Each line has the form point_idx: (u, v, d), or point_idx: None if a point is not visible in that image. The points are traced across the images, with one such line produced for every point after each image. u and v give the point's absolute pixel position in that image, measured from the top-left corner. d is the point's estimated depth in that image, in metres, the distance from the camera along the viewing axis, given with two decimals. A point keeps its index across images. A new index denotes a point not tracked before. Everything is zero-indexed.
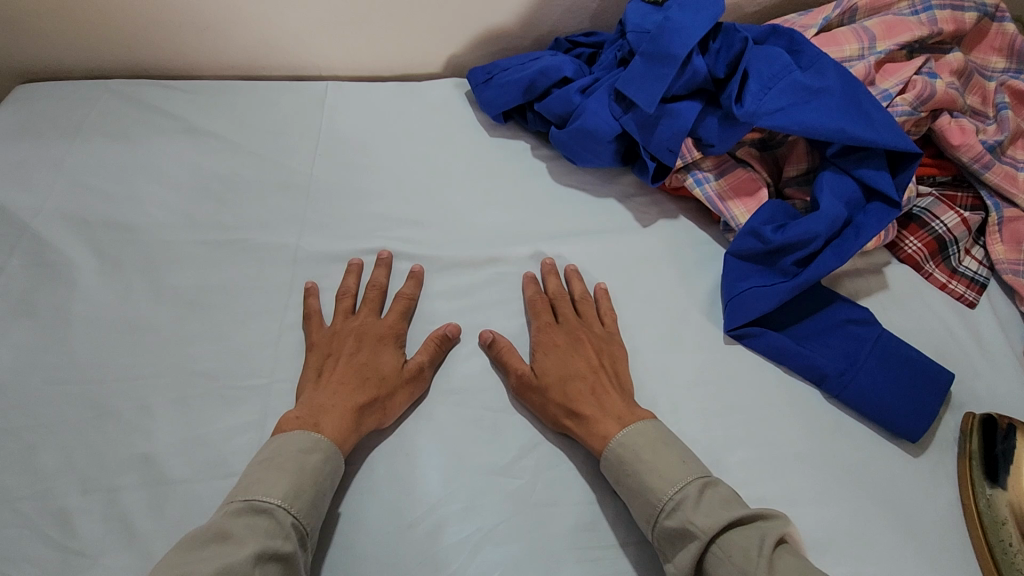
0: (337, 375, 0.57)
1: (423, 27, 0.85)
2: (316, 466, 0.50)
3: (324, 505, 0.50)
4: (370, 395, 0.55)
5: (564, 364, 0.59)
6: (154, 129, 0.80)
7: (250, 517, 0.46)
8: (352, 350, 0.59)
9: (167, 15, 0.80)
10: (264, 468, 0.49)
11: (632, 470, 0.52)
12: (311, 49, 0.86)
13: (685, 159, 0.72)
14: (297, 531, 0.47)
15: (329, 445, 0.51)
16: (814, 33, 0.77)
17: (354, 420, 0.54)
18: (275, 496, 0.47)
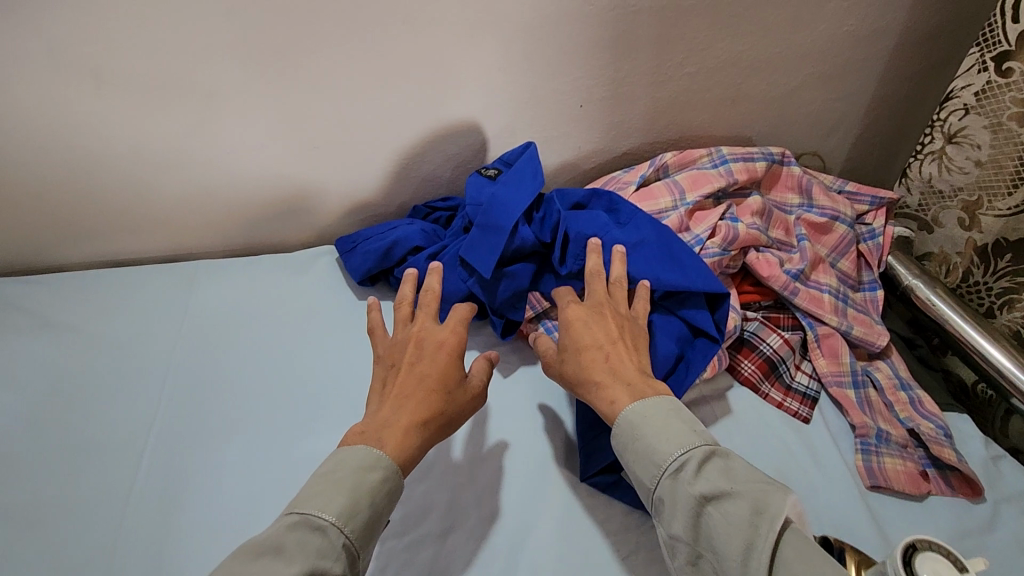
0: (399, 387, 0.60)
1: (290, 204, 0.92)
2: (375, 486, 0.51)
3: (374, 528, 0.51)
4: (433, 405, 0.59)
5: (576, 329, 0.65)
6: (8, 328, 0.79)
7: (305, 532, 0.47)
8: (417, 355, 0.63)
9: (32, 215, 0.84)
10: (325, 481, 0.51)
11: (636, 438, 0.55)
12: (182, 231, 0.92)
13: (534, 309, 0.77)
14: (346, 553, 0.48)
15: (389, 462, 0.54)
16: (635, 188, 0.88)
17: (419, 431, 0.57)
18: (331, 515, 0.48)
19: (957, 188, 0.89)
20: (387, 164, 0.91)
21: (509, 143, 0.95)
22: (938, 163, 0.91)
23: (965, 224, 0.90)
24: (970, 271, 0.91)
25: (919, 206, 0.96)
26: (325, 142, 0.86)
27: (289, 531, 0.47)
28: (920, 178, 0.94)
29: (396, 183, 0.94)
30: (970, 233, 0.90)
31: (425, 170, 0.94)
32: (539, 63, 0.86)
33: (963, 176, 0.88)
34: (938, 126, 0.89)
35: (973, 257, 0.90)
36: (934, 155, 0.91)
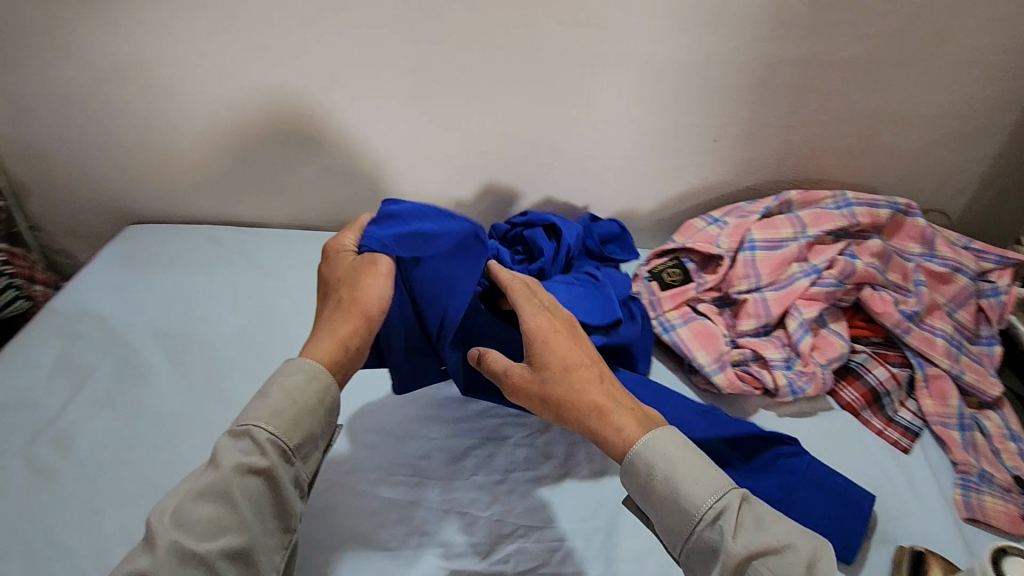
0: (338, 316, 0.66)
1: (448, 196, 1.09)
2: (296, 387, 0.60)
3: (302, 425, 0.59)
4: (357, 337, 0.65)
5: (555, 343, 0.65)
6: (226, 264, 1.01)
7: (234, 439, 0.57)
8: (327, 271, 0.71)
9: (252, 180, 1.07)
10: (276, 398, 0.60)
11: (663, 476, 0.57)
12: (359, 209, 1.11)
13: (654, 311, 0.90)
14: (273, 446, 0.57)
15: (312, 365, 0.62)
16: (758, 218, 0.97)
17: (339, 346, 0.64)
18: (249, 421, 0.58)
19: None
20: (535, 174, 1.06)
21: (644, 167, 1.06)
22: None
23: None
24: None
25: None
26: (488, 148, 1.02)
27: (224, 443, 0.57)
28: None
29: (539, 189, 1.08)
30: None
31: (565, 183, 1.08)
32: (681, 99, 0.98)
33: None
34: None
35: None
36: None
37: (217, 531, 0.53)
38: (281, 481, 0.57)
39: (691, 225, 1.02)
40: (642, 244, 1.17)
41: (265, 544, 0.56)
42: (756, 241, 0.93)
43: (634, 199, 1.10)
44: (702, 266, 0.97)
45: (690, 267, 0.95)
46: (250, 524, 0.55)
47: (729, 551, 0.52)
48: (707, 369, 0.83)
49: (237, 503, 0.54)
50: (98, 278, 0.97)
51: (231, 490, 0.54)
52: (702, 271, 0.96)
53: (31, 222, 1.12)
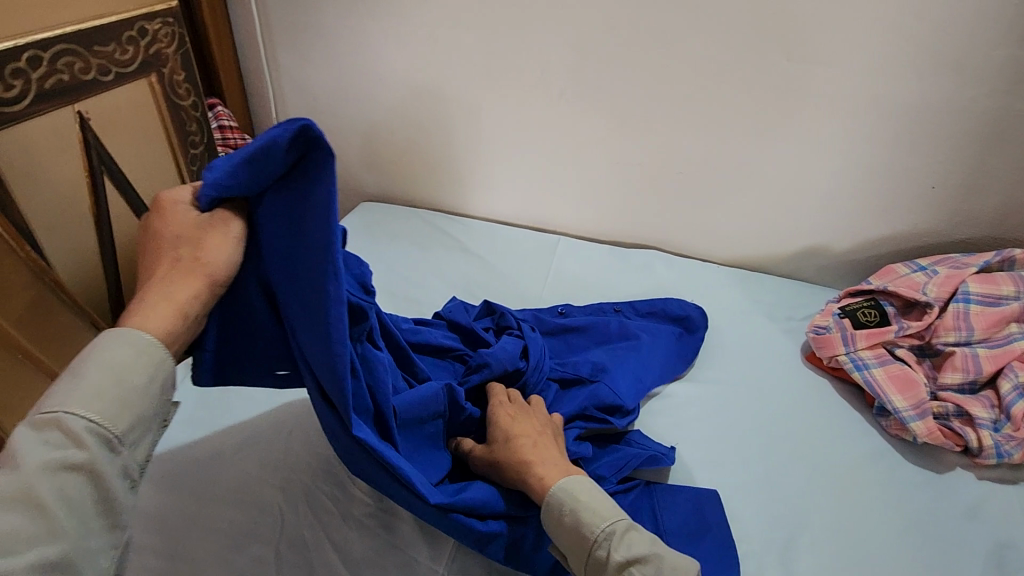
0: (159, 279, 0.52)
1: (639, 212, 1.16)
2: (119, 363, 0.47)
3: (136, 406, 0.47)
4: (194, 307, 0.52)
5: (513, 421, 0.68)
6: (441, 245, 1.17)
7: (42, 429, 0.44)
8: (164, 225, 0.54)
9: (469, 175, 1.22)
10: (78, 375, 0.47)
11: (571, 510, 0.59)
12: (553, 214, 1.22)
13: (846, 347, 0.90)
14: (98, 435, 0.45)
15: (148, 341, 0.49)
16: (975, 271, 0.92)
17: (177, 307, 0.51)
18: (75, 405, 0.45)
19: None
20: (730, 200, 1.10)
21: (846, 206, 1.05)
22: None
23: None
24: None
25: None
26: (689, 170, 1.08)
27: (24, 436, 0.44)
28: None
29: (730, 216, 1.12)
30: None
31: (759, 212, 1.10)
32: (902, 141, 0.97)
33: None
34: None
35: None
36: None
37: (21, 545, 0.41)
38: (106, 474, 0.45)
39: (893, 270, 0.99)
40: (826, 283, 1.15)
41: (86, 547, 0.44)
42: (972, 294, 0.88)
43: (829, 236, 1.09)
44: (902, 311, 0.94)
45: (890, 309, 0.93)
46: (66, 530, 0.43)
47: (611, 564, 0.55)
48: (903, 414, 0.81)
49: (57, 515, 0.43)
50: None
51: (33, 491, 0.42)
52: (902, 316, 0.94)
53: None
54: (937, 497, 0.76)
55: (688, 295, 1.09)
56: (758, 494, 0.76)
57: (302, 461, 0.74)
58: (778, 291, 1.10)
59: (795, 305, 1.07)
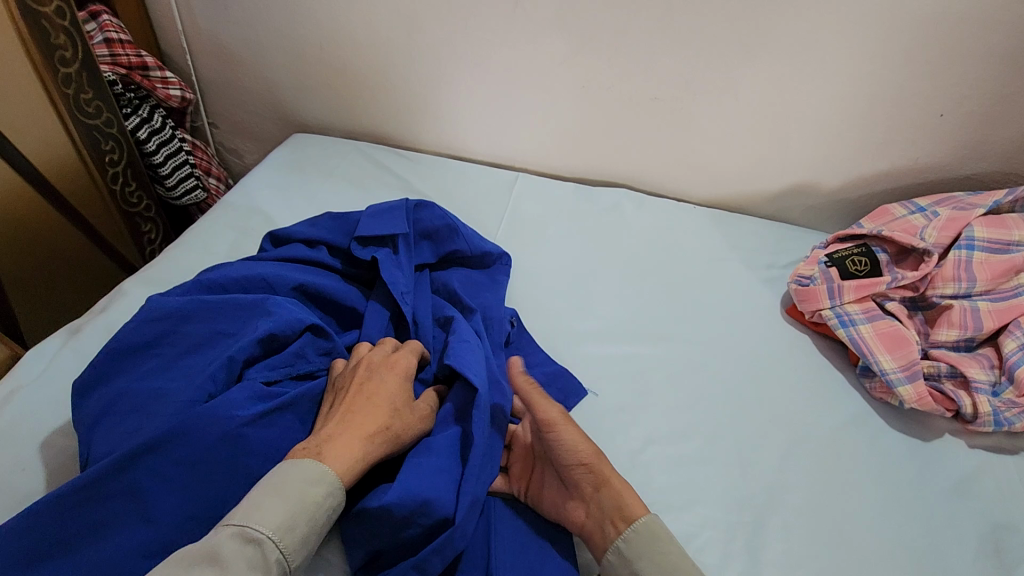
0: (349, 403, 0.57)
1: (609, 145, 1.02)
2: (314, 494, 0.49)
3: (310, 544, 0.48)
4: (385, 431, 0.56)
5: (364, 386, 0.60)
6: (385, 184, 1.02)
7: (241, 544, 0.45)
8: (363, 381, 0.60)
9: (414, 101, 1.05)
10: (266, 491, 0.48)
11: (670, 556, 0.54)
12: (513, 147, 1.07)
13: (832, 300, 0.80)
14: (279, 567, 0.46)
15: (333, 478, 0.51)
16: (983, 213, 0.81)
17: (361, 453, 0.54)
18: (269, 529, 0.46)
19: None
20: (712, 130, 0.96)
21: (842, 137, 0.92)
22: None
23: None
24: None
25: None
26: (667, 94, 0.93)
27: (214, 541, 0.45)
28: None
29: (711, 150, 0.99)
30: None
31: (745, 144, 0.97)
32: (913, 59, 0.83)
33: None
34: None
35: None
36: None
37: None
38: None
39: (887, 211, 0.88)
40: (813, 225, 1.04)
41: None
42: (976, 239, 0.78)
43: (820, 172, 0.97)
44: (896, 259, 0.84)
45: (882, 257, 0.83)
46: None
47: None
48: (890, 375, 0.72)
49: None
50: (267, 177, 1.01)
51: None
52: (895, 264, 0.83)
53: (209, 118, 1.20)
54: (921, 467, 0.69)
55: (661, 240, 0.97)
56: (728, 469, 0.68)
57: None
58: (761, 235, 0.99)
59: (779, 251, 0.96)
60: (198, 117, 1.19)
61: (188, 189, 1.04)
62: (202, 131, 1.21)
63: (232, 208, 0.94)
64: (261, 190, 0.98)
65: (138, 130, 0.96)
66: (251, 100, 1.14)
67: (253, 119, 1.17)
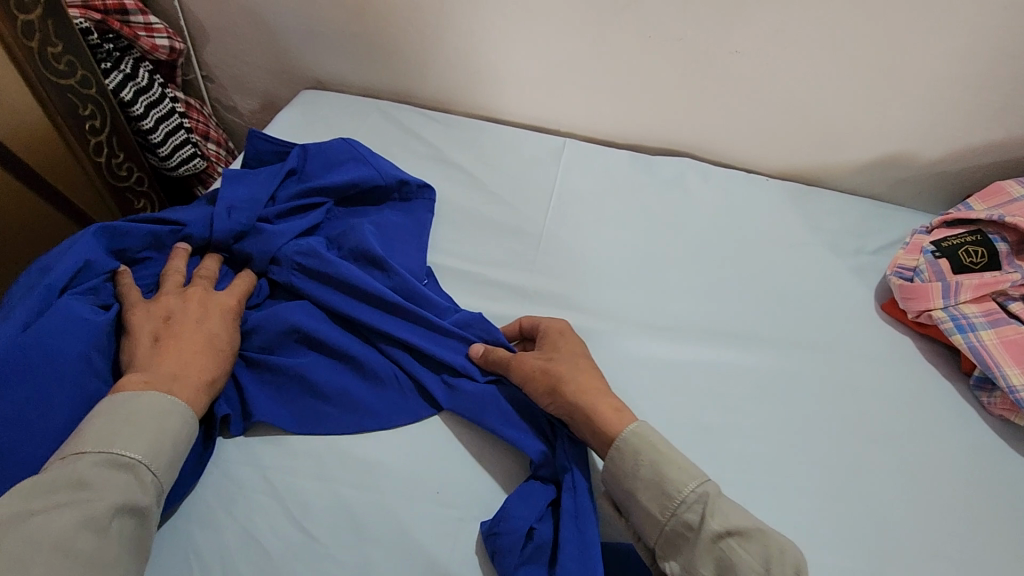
0: (177, 339, 0.56)
1: (674, 107, 0.87)
2: (171, 424, 0.50)
3: (179, 466, 0.50)
4: (217, 369, 0.57)
5: (177, 314, 0.59)
6: (413, 152, 0.88)
7: (111, 471, 0.46)
8: (198, 318, 0.59)
9: (444, 53, 0.89)
10: (117, 420, 0.49)
11: (650, 462, 0.51)
12: (560, 108, 0.92)
13: (947, 300, 0.69)
14: (156, 486, 0.48)
15: (185, 408, 0.52)
16: None
17: (203, 392, 0.55)
18: (139, 453, 0.48)
19: None
20: (798, 92, 0.82)
21: (952, 101, 0.79)
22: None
23: None
24: None
25: None
26: (751, 48, 0.78)
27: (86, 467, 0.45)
28: None
29: (794, 115, 0.85)
30: None
31: (836, 108, 0.83)
32: None
33: None
34: None
35: None
36: None
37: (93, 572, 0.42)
38: (154, 523, 0.47)
39: (1001, 190, 0.77)
40: (898, 201, 0.92)
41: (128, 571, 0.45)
42: None
43: (918, 142, 0.84)
44: (1017, 250, 0.72)
45: (1000, 247, 0.72)
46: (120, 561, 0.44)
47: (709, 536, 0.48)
48: (1022, 393, 0.62)
49: (111, 548, 0.44)
50: None
51: (96, 522, 0.43)
52: (1014, 256, 0.72)
53: (203, 71, 1.04)
54: None
55: (731, 220, 0.85)
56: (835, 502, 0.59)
57: (232, 492, 0.54)
58: (844, 214, 0.87)
59: (866, 233, 0.84)
60: (189, 69, 1.03)
61: (185, 158, 0.90)
62: (195, 86, 1.06)
63: None
64: None
65: (121, 89, 0.81)
66: (251, 51, 0.98)
67: (254, 73, 1.01)
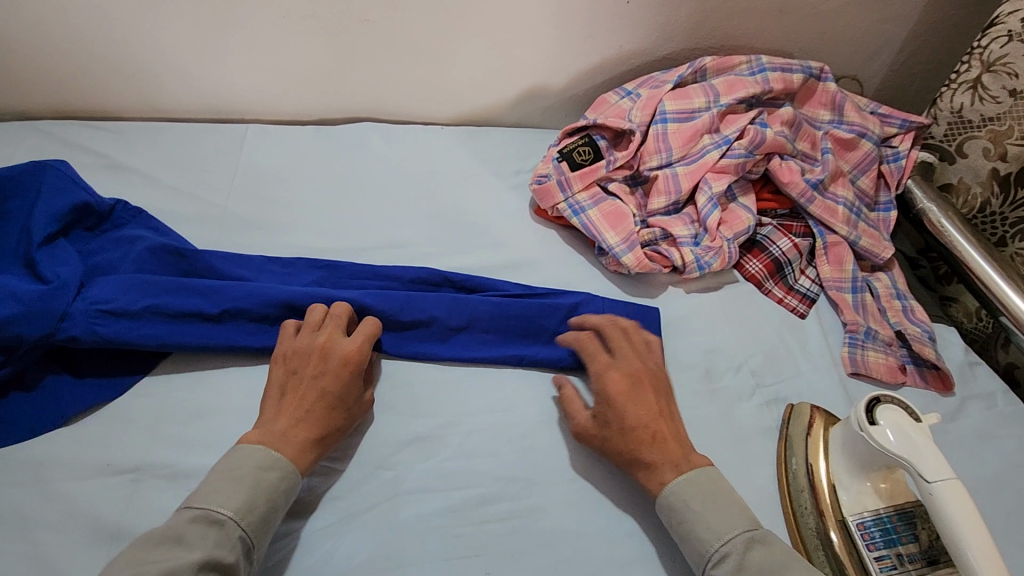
0: (301, 397, 0.59)
1: (339, 78, 0.96)
2: (270, 485, 0.52)
3: (271, 521, 0.52)
4: (331, 422, 0.59)
5: (322, 370, 0.61)
6: (79, 163, 0.87)
7: (205, 526, 0.48)
8: (317, 371, 0.60)
9: (93, 60, 0.89)
10: (221, 479, 0.52)
11: (680, 527, 0.56)
12: (235, 96, 0.96)
13: (564, 194, 0.85)
14: (243, 544, 0.49)
15: (287, 464, 0.54)
16: (671, 88, 0.90)
17: (315, 445, 0.57)
18: (230, 509, 0.50)
19: (987, 118, 0.87)
20: (435, 47, 0.94)
21: (553, 35, 0.96)
22: (972, 92, 0.88)
23: (990, 153, 0.88)
24: (987, 203, 0.89)
25: (943, 137, 0.93)
26: (379, 14, 0.88)
27: (180, 523, 0.48)
28: (950, 107, 0.91)
29: (441, 67, 0.97)
30: (993, 163, 0.88)
31: (470, 56, 0.96)
32: None
33: (994, 106, 0.86)
34: (976, 53, 0.86)
35: (993, 190, 0.88)
36: (968, 84, 0.88)
37: None
38: None
39: (604, 100, 0.95)
40: (554, 125, 1.10)
41: None
42: (667, 112, 0.88)
43: (544, 74, 1.01)
44: (614, 143, 0.91)
45: (602, 144, 0.89)
46: None
47: None
48: (616, 249, 0.80)
49: None
50: None
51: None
52: (613, 148, 0.91)
53: None
54: None
55: (409, 164, 0.96)
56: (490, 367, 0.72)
57: None
58: (507, 144, 1.02)
59: (523, 156, 1.00)
60: None
61: None
62: None
63: None
64: None
65: None
66: None
67: None
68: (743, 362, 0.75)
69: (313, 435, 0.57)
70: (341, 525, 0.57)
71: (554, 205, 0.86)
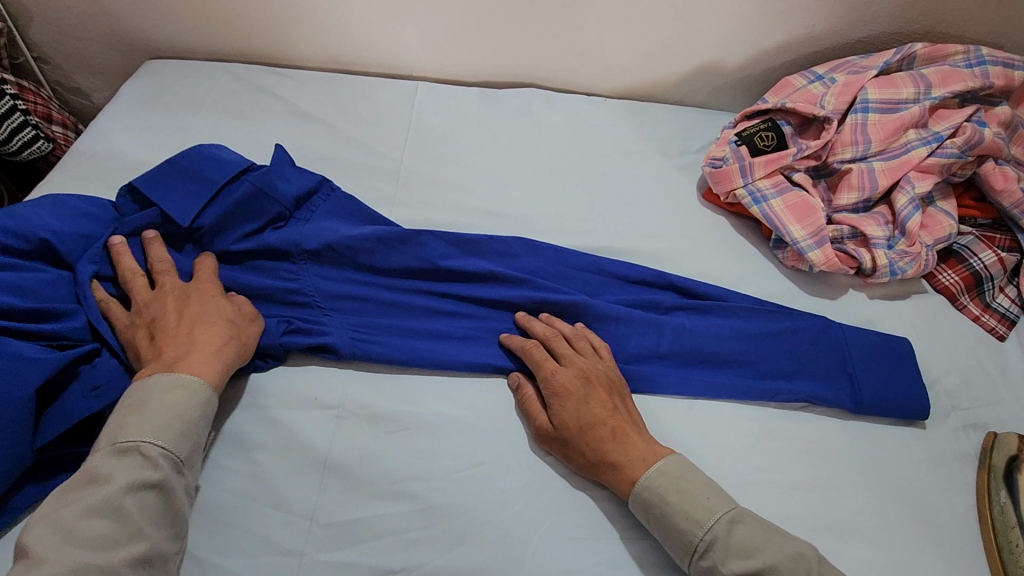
0: (163, 328, 0.59)
1: (511, 41, 0.94)
2: (184, 415, 0.53)
3: (192, 441, 0.53)
4: (224, 334, 0.59)
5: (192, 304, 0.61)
6: (265, 108, 0.91)
7: (122, 459, 0.50)
8: (177, 300, 0.61)
9: (284, 7, 0.91)
10: (128, 411, 0.52)
11: (734, 526, 0.54)
12: (408, 53, 0.97)
13: (744, 180, 0.81)
14: (167, 462, 0.51)
15: (199, 384, 0.55)
16: (874, 74, 0.83)
17: (221, 358, 0.58)
18: (150, 440, 0.51)
19: None
20: (614, 16, 0.91)
21: (743, 9, 0.90)
22: None
23: None
24: None
25: None
26: None
27: (109, 461, 0.50)
28: None
29: (616, 37, 0.94)
30: None
31: (650, 27, 0.92)
32: None
33: None
34: None
35: None
36: None
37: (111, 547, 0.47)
38: (174, 497, 0.50)
39: (789, 82, 0.89)
40: (719, 105, 1.05)
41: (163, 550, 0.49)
42: (869, 101, 0.81)
43: (722, 51, 0.96)
44: (799, 130, 0.86)
45: (787, 130, 0.84)
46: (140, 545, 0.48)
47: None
48: (801, 244, 0.76)
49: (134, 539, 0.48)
50: (122, 119, 0.88)
51: (116, 503, 0.47)
52: (798, 135, 0.85)
53: (34, 52, 1.01)
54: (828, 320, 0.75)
55: (572, 135, 0.94)
56: None
57: None
58: (672, 122, 0.98)
59: (689, 136, 0.96)
60: (19, 52, 1.00)
61: (26, 141, 0.91)
62: (28, 67, 1.03)
63: (90, 158, 0.82)
64: (119, 133, 0.86)
65: None
66: (84, 30, 0.97)
67: (93, 52, 1.01)
68: (937, 381, 0.70)
69: (207, 356, 0.57)
70: (526, 487, 0.58)
71: (731, 191, 0.82)
